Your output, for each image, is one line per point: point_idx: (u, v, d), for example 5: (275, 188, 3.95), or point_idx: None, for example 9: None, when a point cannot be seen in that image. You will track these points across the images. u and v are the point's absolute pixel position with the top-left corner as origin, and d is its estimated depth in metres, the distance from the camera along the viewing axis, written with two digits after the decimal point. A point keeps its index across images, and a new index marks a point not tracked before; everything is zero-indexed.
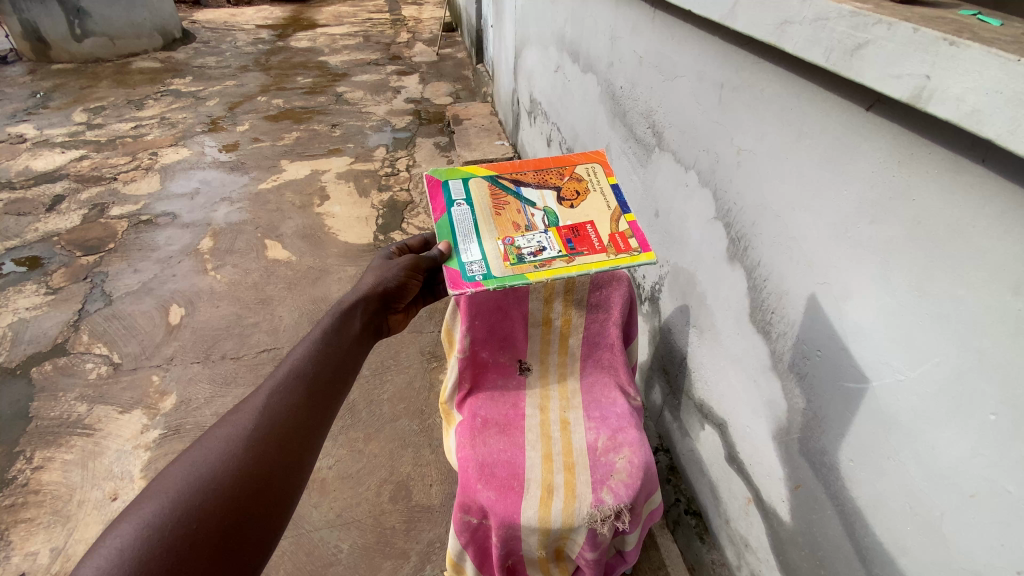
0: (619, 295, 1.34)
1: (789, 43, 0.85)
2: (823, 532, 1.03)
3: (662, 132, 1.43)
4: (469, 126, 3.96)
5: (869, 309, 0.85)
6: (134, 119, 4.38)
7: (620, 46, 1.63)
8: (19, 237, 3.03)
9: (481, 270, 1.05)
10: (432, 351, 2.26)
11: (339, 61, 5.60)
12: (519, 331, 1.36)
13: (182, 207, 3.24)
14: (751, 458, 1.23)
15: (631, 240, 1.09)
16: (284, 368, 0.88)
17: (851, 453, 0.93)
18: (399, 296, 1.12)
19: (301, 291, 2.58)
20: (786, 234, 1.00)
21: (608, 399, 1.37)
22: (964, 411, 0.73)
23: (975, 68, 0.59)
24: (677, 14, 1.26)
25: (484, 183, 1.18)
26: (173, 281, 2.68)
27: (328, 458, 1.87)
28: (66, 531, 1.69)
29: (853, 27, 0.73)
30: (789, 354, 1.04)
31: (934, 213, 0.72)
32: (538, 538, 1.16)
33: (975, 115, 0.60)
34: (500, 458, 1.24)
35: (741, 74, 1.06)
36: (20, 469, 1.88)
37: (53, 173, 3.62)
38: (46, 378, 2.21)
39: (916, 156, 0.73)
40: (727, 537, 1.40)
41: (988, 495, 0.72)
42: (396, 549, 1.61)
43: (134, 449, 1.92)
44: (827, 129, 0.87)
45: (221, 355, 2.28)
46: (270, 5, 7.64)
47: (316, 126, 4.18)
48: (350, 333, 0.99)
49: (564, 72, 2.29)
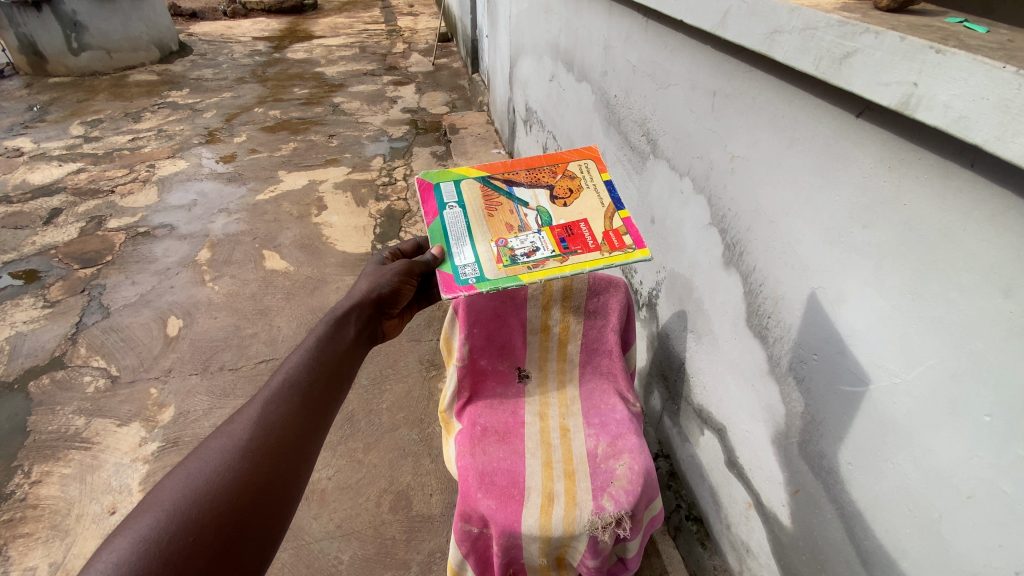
0: (617, 301, 1.35)
1: (779, 52, 0.86)
2: (823, 535, 1.03)
3: (656, 138, 1.44)
4: (466, 135, 4.00)
5: (863, 313, 0.86)
6: (132, 131, 4.40)
7: (614, 54, 1.64)
8: (16, 250, 3.02)
9: (474, 273, 1.06)
10: (431, 359, 2.26)
11: (337, 71, 5.65)
12: (518, 338, 1.37)
13: (179, 219, 3.24)
14: (751, 462, 1.23)
15: (625, 237, 1.09)
16: (279, 377, 0.88)
17: (849, 456, 0.94)
18: (394, 302, 1.13)
19: (300, 301, 2.59)
20: (780, 239, 1.01)
21: (608, 406, 1.37)
22: (960, 413, 0.74)
23: (961, 75, 0.60)
24: (670, 24, 1.28)
25: (476, 184, 1.19)
26: (172, 292, 2.68)
27: (328, 468, 1.86)
28: (65, 546, 1.68)
29: (842, 35, 0.74)
30: (787, 358, 1.05)
31: (925, 216, 0.73)
32: (538, 546, 1.16)
33: (962, 122, 0.61)
34: (500, 466, 1.24)
35: (733, 82, 1.07)
36: (17, 484, 1.86)
37: (50, 187, 3.62)
38: (44, 392, 2.20)
39: (906, 160, 0.74)
40: (728, 542, 1.40)
41: (985, 495, 0.72)
42: (396, 560, 1.60)
43: (133, 462, 1.92)
44: (819, 134, 0.88)
45: (219, 366, 2.27)
46: (265, 17, 7.71)
47: (313, 136, 4.21)
48: (344, 340, 0.99)
49: (559, 82, 2.29)
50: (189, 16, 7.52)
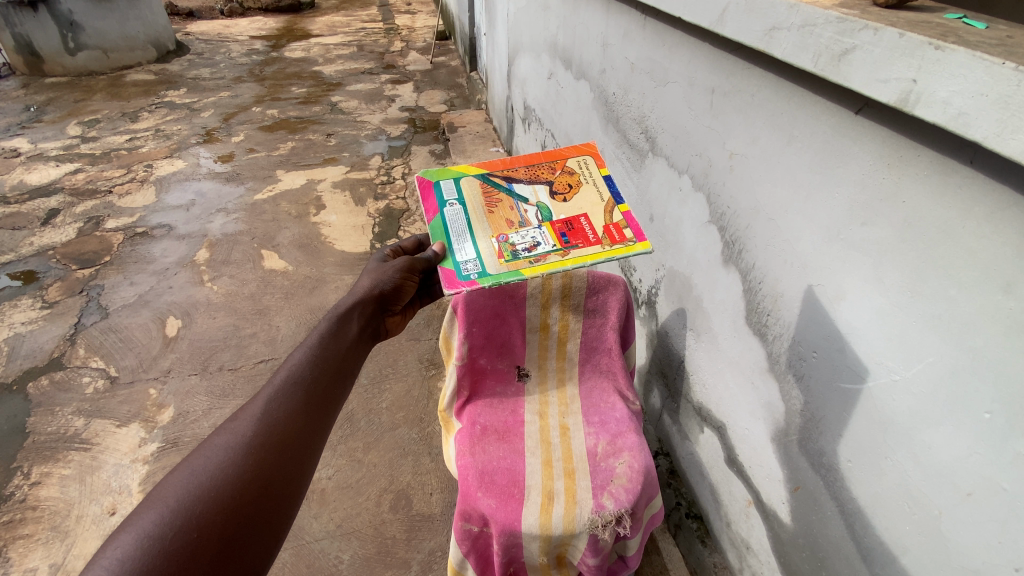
0: (616, 300, 1.35)
1: (777, 49, 0.86)
2: (823, 532, 1.04)
3: (655, 136, 1.44)
4: (464, 134, 3.99)
5: (863, 310, 0.86)
6: (129, 131, 4.39)
7: (612, 52, 1.64)
8: (14, 251, 3.02)
9: (476, 269, 1.05)
10: (431, 358, 2.26)
11: (334, 70, 5.63)
12: (517, 337, 1.37)
13: (177, 219, 3.24)
14: (751, 460, 1.23)
15: (625, 231, 1.09)
16: (283, 374, 0.87)
17: (849, 453, 0.94)
18: (395, 299, 1.12)
19: (299, 301, 2.59)
20: (779, 236, 1.01)
21: (607, 404, 1.37)
22: (960, 409, 0.73)
23: (961, 72, 0.60)
24: (667, 21, 1.28)
25: (476, 181, 1.19)
26: (170, 293, 2.67)
27: (328, 468, 1.86)
28: (65, 547, 1.68)
29: (841, 32, 0.74)
30: (787, 355, 1.05)
31: (924, 214, 0.73)
32: (538, 545, 1.15)
33: (961, 118, 0.61)
34: (500, 465, 1.24)
35: (731, 79, 1.07)
36: (17, 486, 1.86)
37: (48, 187, 3.61)
38: (42, 393, 2.19)
39: (905, 157, 0.74)
40: (728, 540, 1.40)
41: (985, 493, 0.72)
42: (397, 559, 1.60)
43: (132, 463, 1.92)
44: (817, 131, 0.88)
45: (218, 366, 2.27)
46: (263, 16, 7.69)
47: (311, 135, 4.20)
48: (346, 337, 0.99)
49: (557, 80, 2.29)
50: (186, 15, 7.49)
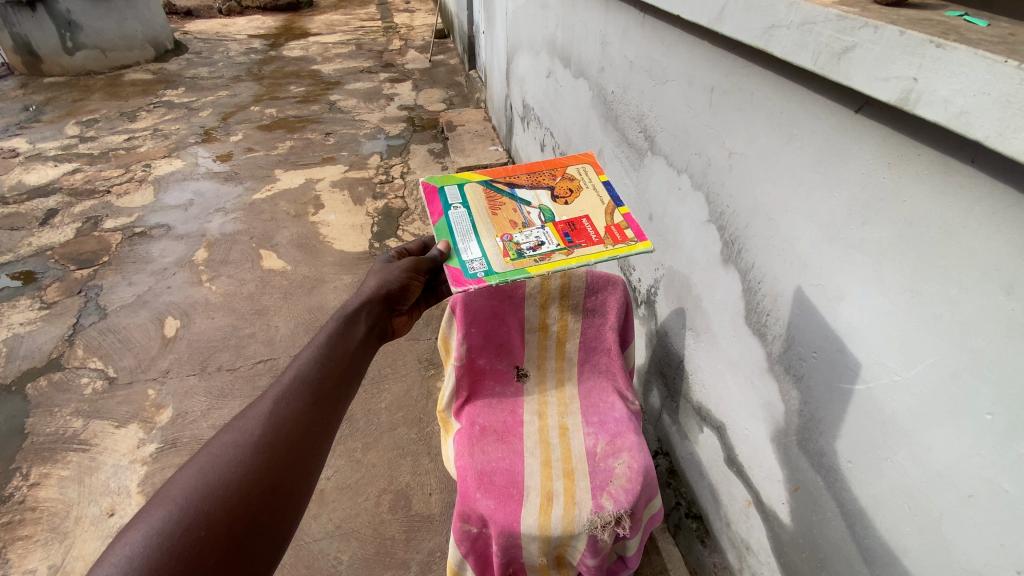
0: (615, 299, 1.34)
1: (777, 47, 0.85)
2: (823, 533, 1.03)
3: (654, 135, 1.43)
4: (463, 132, 3.98)
5: (864, 310, 0.85)
6: (127, 131, 4.38)
7: (610, 50, 1.63)
8: (12, 251, 3.01)
9: (482, 267, 1.04)
10: (430, 358, 2.26)
11: (333, 69, 5.62)
12: (516, 337, 1.37)
13: (176, 219, 3.23)
14: (750, 460, 1.23)
15: (626, 231, 1.08)
16: (291, 373, 0.87)
17: (849, 453, 0.93)
18: (402, 298, 1.12)
19: (297, 301, 2.58)
20: (779, 236, 1.00)
21: (606, 404, 1.36)
22: (961, 410, 0.73)
23: (961, 70, 0.59)
24: (666, 19, 1.27)
25: (478, 187, 1.19)
26: (168, 293, 2.66)
27: (327, 468, 1.86)
28: (64, 548, 1.68)
29: (840, 30, 0.73)
30: (786, 355, 1.04)
31: (924, 213, 0.73)
32: (538, 545, 1.15)
33: (963, 117, 0.60)
34: (500, 466, 1.24)
35: (730, 78, 1.06)
36: (16, 486, 1.86)
37: (46, 188, 3.61)
38: (40, 394, 2.19)
39: (906, 156, 0.73)
40: (728, 540, 1.39)
41: (986, 494, 0.72)
42: (396, 560, 1.60)
43: (131, 463, 1.91)
44: (817, 130, 0.87)
45: (217, 366, 2.26)
46: (261, 15, 7.67)
47: (310, 134, 4.19)
48: (354, 337, 0.98)
49: (556, 78, 2.28)
50: (185, 14, 7.48)
